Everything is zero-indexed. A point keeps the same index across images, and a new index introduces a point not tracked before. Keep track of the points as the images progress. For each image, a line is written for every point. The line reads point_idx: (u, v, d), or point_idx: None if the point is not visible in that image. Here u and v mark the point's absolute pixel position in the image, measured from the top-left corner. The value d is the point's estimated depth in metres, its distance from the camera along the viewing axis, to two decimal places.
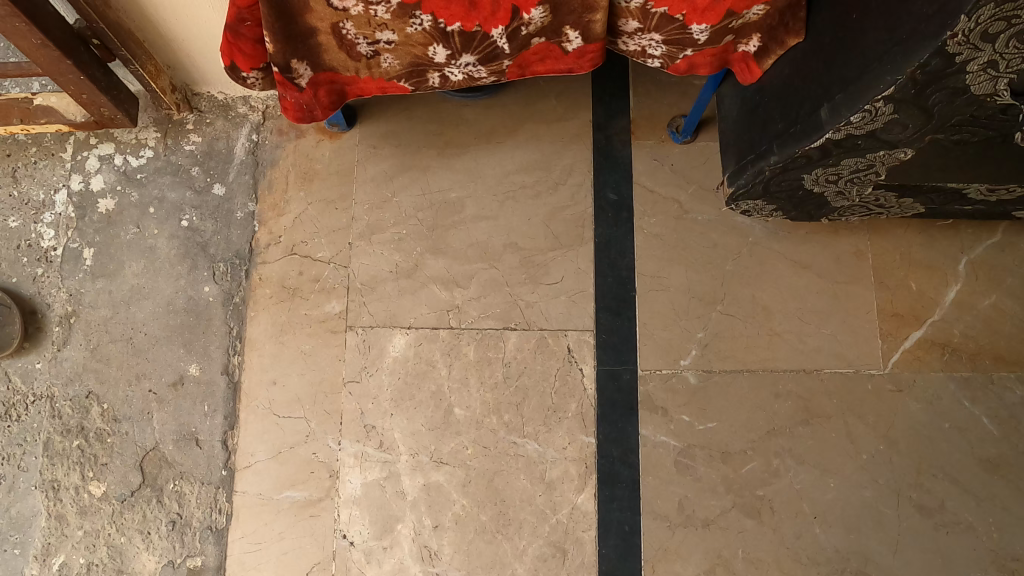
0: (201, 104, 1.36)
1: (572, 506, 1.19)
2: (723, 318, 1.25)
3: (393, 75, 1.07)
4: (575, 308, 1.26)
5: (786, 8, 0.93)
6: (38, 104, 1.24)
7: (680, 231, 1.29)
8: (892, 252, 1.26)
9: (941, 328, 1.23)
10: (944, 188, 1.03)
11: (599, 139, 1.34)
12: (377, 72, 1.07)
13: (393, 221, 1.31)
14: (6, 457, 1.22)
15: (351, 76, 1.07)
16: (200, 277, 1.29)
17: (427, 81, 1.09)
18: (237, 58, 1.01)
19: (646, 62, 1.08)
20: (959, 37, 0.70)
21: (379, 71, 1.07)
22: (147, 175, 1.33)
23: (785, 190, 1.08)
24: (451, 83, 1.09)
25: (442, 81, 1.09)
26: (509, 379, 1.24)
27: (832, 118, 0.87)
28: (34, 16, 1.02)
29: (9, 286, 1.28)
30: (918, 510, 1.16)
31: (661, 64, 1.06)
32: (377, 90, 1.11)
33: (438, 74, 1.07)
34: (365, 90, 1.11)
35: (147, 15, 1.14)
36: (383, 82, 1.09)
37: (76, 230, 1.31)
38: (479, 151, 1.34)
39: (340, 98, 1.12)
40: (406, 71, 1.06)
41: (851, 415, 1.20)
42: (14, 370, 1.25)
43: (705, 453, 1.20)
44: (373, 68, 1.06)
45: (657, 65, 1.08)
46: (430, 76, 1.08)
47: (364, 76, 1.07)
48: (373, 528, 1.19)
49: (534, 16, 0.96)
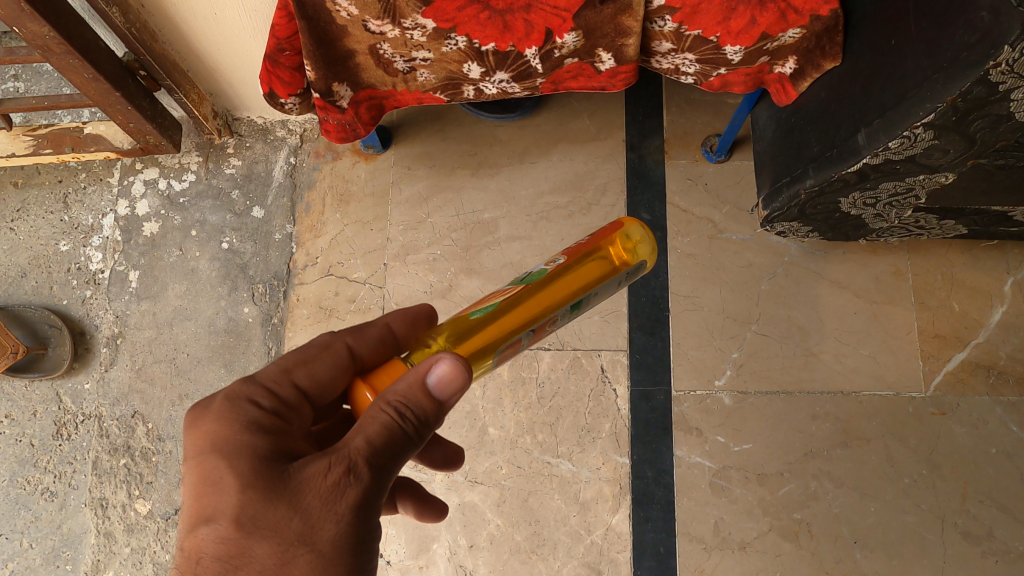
0: (241, 128, 1.39)
1: (607, 527, 1.19)
2: (759, 339, 1.24)
3: (428, 87, 1.09)
4: (609, 328, 1.27)
5: (823, 32, 0.93)
6: (88, 132, 1.28)
7: (713, 249, 1.29)
8: (934, 272, 1.25)
9: (986, 349, 1.21)
10: (987, 211, 1.03)
11: (632, 158, 1.34)
12: (413, 85, 1.08)
13: (428, 242, 1.32)
14: (58, 475, 1.25)
15: (389, 90, 1.10)
16: (240, 298, 1.31)
17: (461, 93, 1.11)
18: (276, 84, 1.04)
19: (679, 78, 1.09)
20: (1002, 66, 0.70)
21: (415, 84, 1.08)
22: (189, 199, 1.36)
23: (822, 212, 1.08)
24: (485, 96, 1.11)
25: (477, 93, 1.10)
26: (543, 399, 1.25)
27: (870, 143, 0.88)
28: (86, 51, 1.05)
29: (60, 308, 1.33)
30: (965, 537, 1.14)
31: (695, 81, 1.07)
32: (414, 101, 1.13)
33: (472, 87, 1.09)
34: (402, 101, 1.13)
35: (193, 47, 1.18)
36: (419, 94, 1.11)
37: (122, 252, 1.34)
38: (512, 172, 1.35)
39: (378, 111, 1.15)
40: (441, 84, 1.08)
41: (892, 437, 1.19)
42: (64, 390, 1.29)
43: (740, 475, 1.19)
44: (410, 82, 1.07)
45: (691, 81, 1.08)
46: (465, 89, 1.09)
47: (401, 89, 1.09)
48: (409, 548, 1.20)
49: (567, 41, 0.97)
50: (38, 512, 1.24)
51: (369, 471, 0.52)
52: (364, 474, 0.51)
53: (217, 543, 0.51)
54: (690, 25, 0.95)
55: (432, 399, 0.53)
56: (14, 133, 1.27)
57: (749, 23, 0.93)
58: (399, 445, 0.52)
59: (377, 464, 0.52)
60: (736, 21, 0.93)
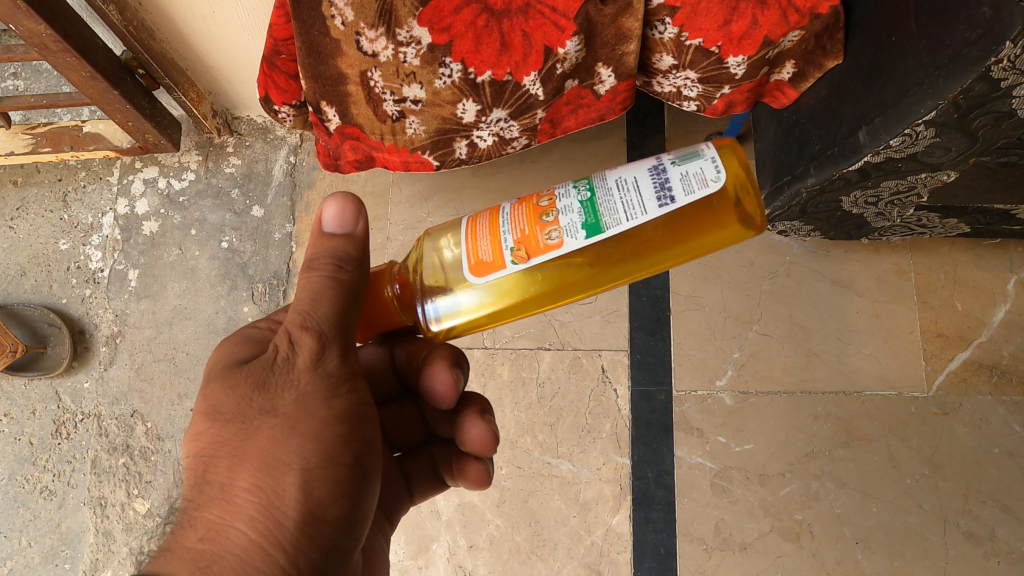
0: (241, 127, 1.39)
1: (607, 527, 1.18)
2: (760, 338, 1.24)
3: (418, 142, 1.09)
4: (610, 328, 1.27)
5: (822, 31, 0.92)
6: (87, 131, 1.28)
7: (715, 249, 1.28)
8: (936, 271, 1.25)
9: (988, 349, 1.20)
10: (990, 209, 1.02)
11: (633, 157, 1.34)
12: (402, 139, 1.08)
13: None
14: (56, 474, 1.25)
15: (377, 140, 1.10)
16: (239, 297, 1.31)
17: (452, 150, 1.11)
18: (273, 91, 1.05)
19: (682, 103, 1.10)
20: (1004, 63, 0.70)
21: (403, 138, 1.08)
22: (188, 198, 1.36)
23: (823, 211, 1.07)
24: (477, 150, 1.12)
25: (469, 148, 1.11)
26: (543, 399, 1.24)
27: (872, 140, 0.87)
28: (83, 49, 1.05)
29: (59, 307, 1.33)
30: (967, 537, 1.13)
31: (698, 106, 1.08)
32: (401, 163, 1.14)
33: (465, 140, 1.10)
34: (391, 162, 1.14)
35: (190, 45, 1.18)
36: (407, 157, 1.12)
37: (122, 251, 1.34)
38: (513, 171, 1.35)
39: (365, 158, 1.15)
40: (431, 140, 1.09)
41: (893, 438, 1.18)
42: (63, 389, 1.29)
43: (741, 475, 1.18)
44: (398, 134, 1.07)
45: (695, 107, 1.09)
46: (457, 144, 1.10)
47: (389, 142, 1.09)
48: (408, 548, 1.20)
49: (569, 51, 0.95)
50: (37, 511, 1.24)
51: (325, 322, 0.57)
52: (320, 325, 0.56)
53: (192, 443, 0.54)
54: (690, 30, 0.94)
55: (347, 236, 0.60)
56: (13, 131, 1.27)
57: (751, 25, 0.92)
58: (337, 297, 0.57)
59: (326, 317, 0.57)
60: (737, 24, 0.92)
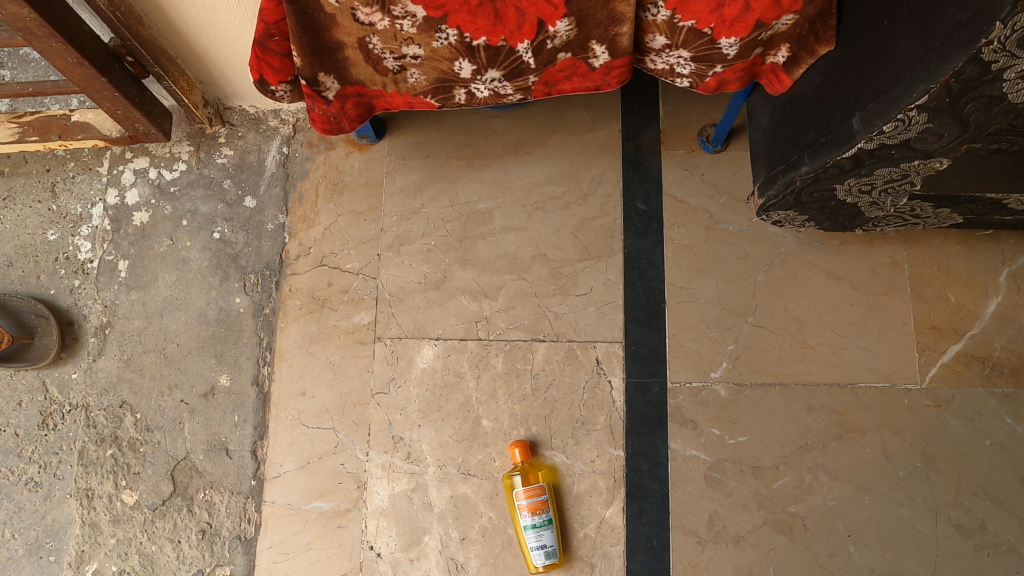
0: (232, 117, 1.38)
1: (600, 520, 1.18)
2: (755, 330, 1.23)
3: (419, 90, 1.07)
4: (605, 319, 1.25)
5: (815, 17, 0.92)
6: (76, 120, 1.27)
7: (711, 241, 1.27)
8: (929, 263, 1.23)
9: (982, 341, 1.19)
10: (982, 198, 1.00)
11: (628, 148, 1.32)
12: (404, 87, 1.06)
13: (422, 232, 1.32)
14: (42, 465, 1.25)
15: (378, 90, 1.08)
16: (231, 288, 1.31)
17: (453, 97, 1.08)
18: (266, 71, 1.03)
19: (674, 82, 1.07)
20: (995, 45, 0.69)
21: (406, 86, 1.06)
22: (180, 189, 1.36)
23: (818, 200, 1.06)
24: (476, 100, 1.08)
25: (469, 97, 1.08)
26: (537, 391, 1.23)
27: (865, 126, 0.85)
28: (69, 35, 1.05)
29: (47, 297, 1.32)
30: (958, 530, 1.13)
31: (691, 83, 1.05)
32: (404, 105, 1.11)
33: (464, 90, 1.07)
34: (393, 104, 1.11)
35: (179, 32, 1.17)
36: (409, 98, 1.09)
37: (111, 242, 1.34)
38: (507, 162, 1.33)
39: (367, 110, 1.13)
40: (432, 87, 1.06)
41: (887, 430, 1.17)
42: (51, 380, 1.29)
43: (736, 468, 1.18)
44: (400, 83, 1.05)
45: (687, 84, 1.06)
46: (457, 92, 1.07)
47: (391, 90, 1.07)
48: (400, 540, 1.19)
49: (561, 29, 0.96)
50: (22, 502, 1.24)
51: None
52: None
53: None
54: (683, 13, 0.93)
55: None
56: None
57: (743, 10, 0.91)
58: None
59: None
60: (730, 8, 0.92)
